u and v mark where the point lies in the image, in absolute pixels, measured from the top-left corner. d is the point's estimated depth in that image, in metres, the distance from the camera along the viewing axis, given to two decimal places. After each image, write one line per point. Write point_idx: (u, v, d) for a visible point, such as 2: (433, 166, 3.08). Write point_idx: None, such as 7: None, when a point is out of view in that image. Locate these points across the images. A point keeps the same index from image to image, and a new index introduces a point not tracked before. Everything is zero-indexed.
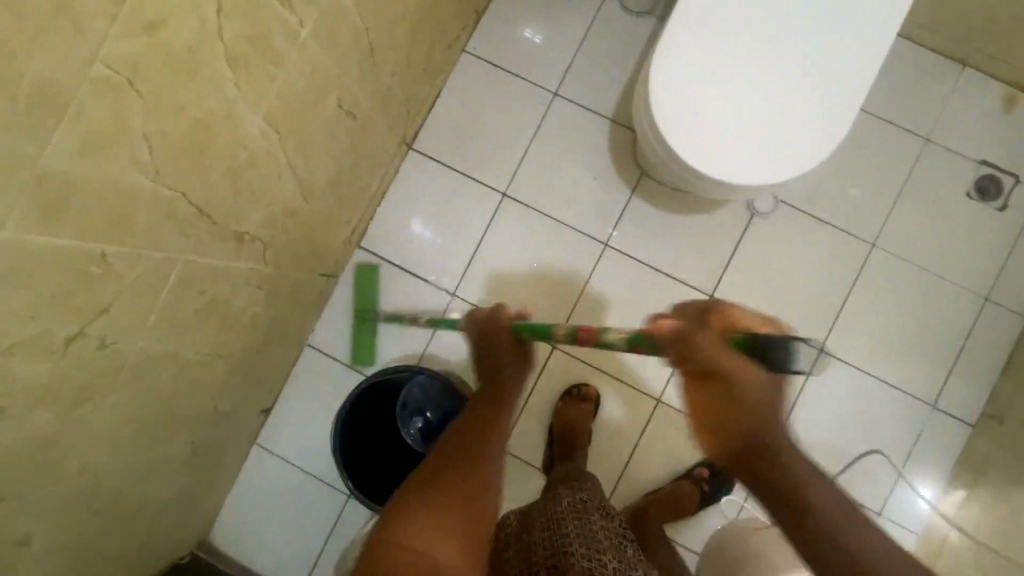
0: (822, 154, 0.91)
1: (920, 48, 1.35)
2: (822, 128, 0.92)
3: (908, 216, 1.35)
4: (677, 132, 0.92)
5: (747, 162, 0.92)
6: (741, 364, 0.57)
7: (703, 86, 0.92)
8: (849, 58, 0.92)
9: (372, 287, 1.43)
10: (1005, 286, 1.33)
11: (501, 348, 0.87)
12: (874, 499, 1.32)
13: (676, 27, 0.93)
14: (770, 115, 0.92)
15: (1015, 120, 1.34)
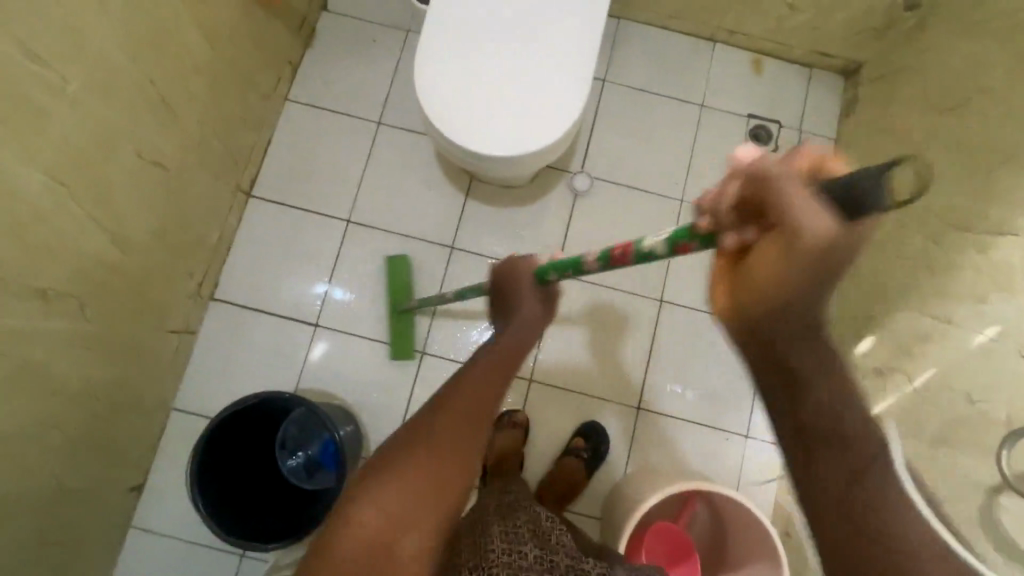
0: (569, 120, 1.08)
1: (676, 35, 1.61)
2: (566, 97, 1.09)
3: (702, 170, 1.55)
4: (447, 115, 1.08)
5: (511, 136, 1.07)
6: (803, 204, 0.44)
7: (458, 75, 1.09)
8: (573, 35, 1.12)
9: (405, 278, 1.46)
10: None
11: (519, 293, 0.88)
12: (739, 423, 1.44)
13: (427, 32, 1.10)
14: (519, 91, 1.09)
15: (765, 77, 1.60)
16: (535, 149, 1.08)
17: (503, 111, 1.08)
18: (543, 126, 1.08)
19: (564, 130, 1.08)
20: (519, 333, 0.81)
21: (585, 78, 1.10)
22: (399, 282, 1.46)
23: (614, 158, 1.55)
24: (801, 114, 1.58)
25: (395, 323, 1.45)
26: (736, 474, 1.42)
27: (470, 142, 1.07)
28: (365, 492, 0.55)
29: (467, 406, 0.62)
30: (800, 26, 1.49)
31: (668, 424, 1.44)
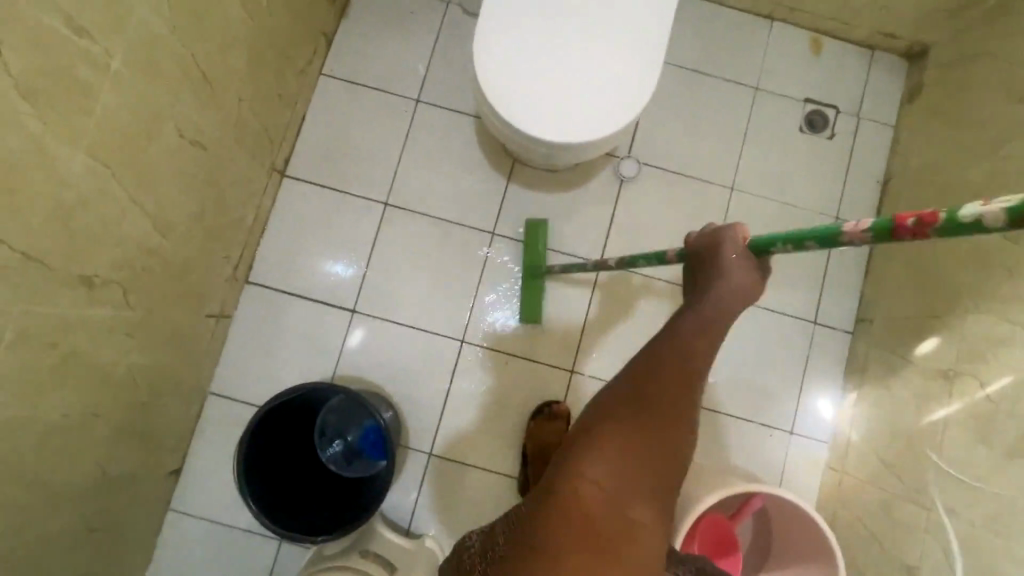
0: (635, 105, 1.02)
1: (732, 11, 1.52)
2: (632, 80, 1.03)
3: (754, 158, 1.49)
4: (504, 95, 1.01)
5: (574, 122, 1.01)
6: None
7: (518, 52, 1.02)
8: (640, 13, 1.04)
9: (541, 243, 1.41)
10: (849, 203, 1.47)
11: (726, 262, 0.69)
12: (783, 420, 1.41)
13: (486, 7, 1.03)
14: (582, 71, 1.02)
15: (824, 59, 1.51)
16: (598, 135, 1.02)
17: (566, 95, 1.01)
18: (607, 110, 1.02)
19: (630, 116, 1.02)
20: (723, 306, 0.68)
21: (652, 60, 1.04)
22: (537, 247, 1.41)
23: (662, 143, 1.48)
24: (860, 99, 1.50)
25: (526, 290, 1.42)
26: (779, 470, 1.40)
27: (531, 128, 1.01)
28: (592, 454, 0.61)
29: (675, 379, 0.65)
30: (867, 5, 1.40)
31: (711, 418, 1.41)
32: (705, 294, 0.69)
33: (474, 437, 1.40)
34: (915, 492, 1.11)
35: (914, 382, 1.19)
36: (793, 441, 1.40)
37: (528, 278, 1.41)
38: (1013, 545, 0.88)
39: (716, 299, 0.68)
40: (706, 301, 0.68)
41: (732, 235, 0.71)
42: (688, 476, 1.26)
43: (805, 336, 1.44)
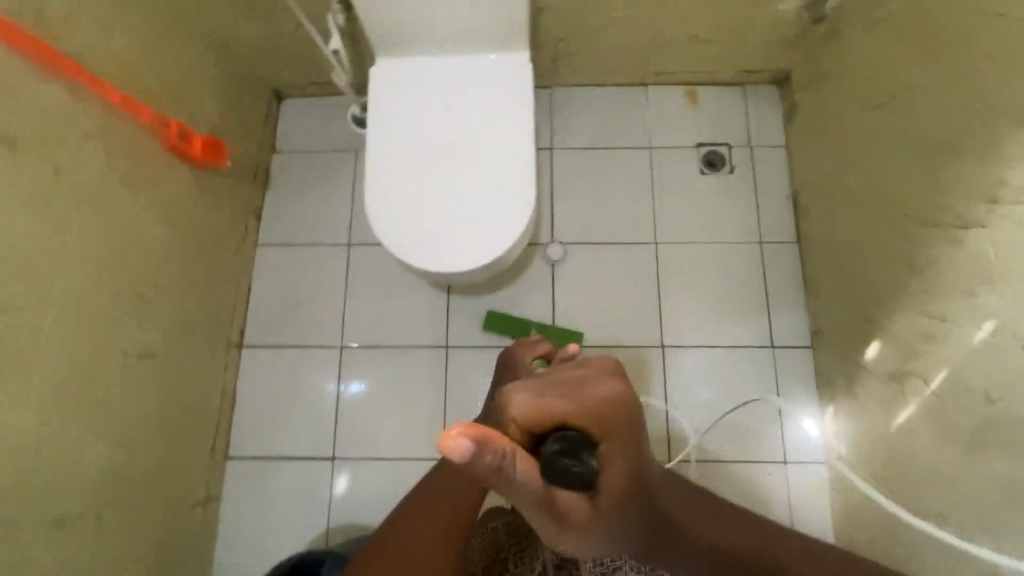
0: (522, 215, 1.11)
1: (608, 88, 1.66)
2: (514, 194, 1.12)
3: (667, 209, 1.58)
4: (404, 239, 1.10)
5: (472, 247, 1.10)
6: (544, 405, 0.57)
7: (407, 199, 1.12)
8: (505, 133, 1.15)
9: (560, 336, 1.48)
10: (766, 225, 1.54)
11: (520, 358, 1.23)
12: (773, 450, 1.41)
13: (369, 170, 1.14)
14: (469, 199, 1.12)
15: (703, 104, 1.64)
16: (497, 251, 1.10)
17: (458, 226, 1.11)
18: (499, 228, 1.11)
19: (521, 227, 1.10)
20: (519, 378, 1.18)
21: (527, 172, 1.13)
22: (556, 334, 1.48)
23: (580, 220, 1.57)
24: (746, 131, 1.61)
25: (515, 320, 1.50)
26: (786, 502, 1.37)
27: (435, 264, 1.09)
28: None
29: None
30: (720, 54, 1.54)
31: (703, 468, 1.41)
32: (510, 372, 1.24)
33: None
34: (908, 500, 1.09)
35: (873, 387, 1.20)
36: (790, 469, 1.38)
37: (526, 322, 1.50)
38: (1005, 546, 0.86)
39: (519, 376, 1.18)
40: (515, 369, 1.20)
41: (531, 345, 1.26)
42: None
43: (768, 361, 1.46)
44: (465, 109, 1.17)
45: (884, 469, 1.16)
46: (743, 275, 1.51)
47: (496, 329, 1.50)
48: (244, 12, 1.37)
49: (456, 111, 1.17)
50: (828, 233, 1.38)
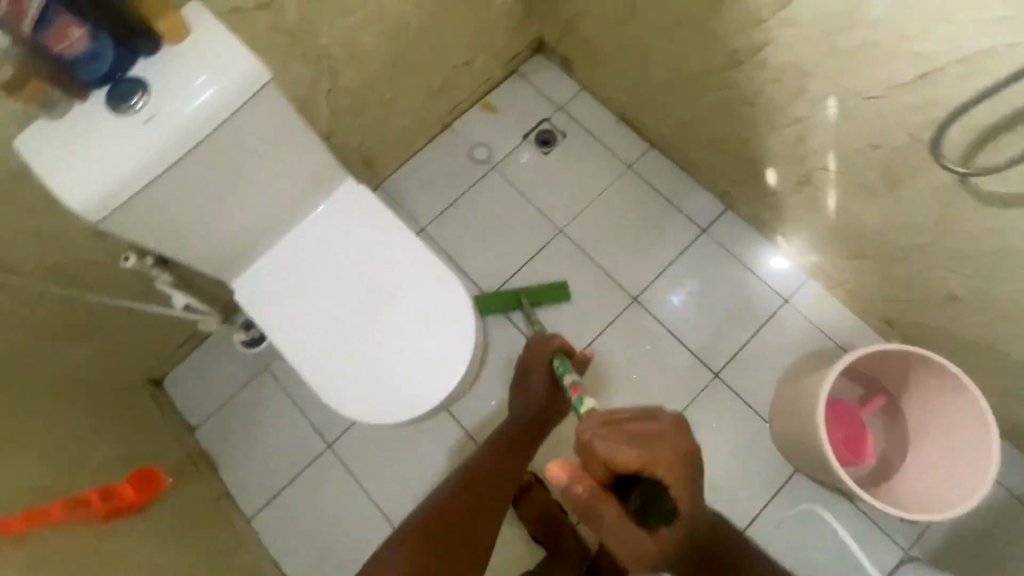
0: (460, 295, 1.15)
1: (424, 149, 1.69)
2: (440, 286, 1.15)
3: (545, 198, 1.64)
4: (393, 399, 1.10)
5: (449, 354, 1.12)
6: (615, 453, 0.73)
7: (367, 367, 1.13)
8: (395, 253, 1.16)
9: (549, 297, 1.53)
10: (621, 151, 1.66)
11: (533, 371, 1.17)
12: (773, 300, 1.50)
13: (320, 380, 1.12)
14: (411, 325, 1.14)
15: (502, 105, 1.73)
16: (467, 338, 1.13)
17: (425, 350, 1.12)
18: (453, 321, 1.14)
19: (467, 305, 1.14)
20: (531, 406, 1.15)
21: (439, 269, 1.16)
22: (545, 296, 1.53)
23: (494, 263, 1.59)
24: (548, 99, 1.72)
25: (502, 296, 1.52)
26: (818, 326, 1.46)
27: (435, 395, 1.10)
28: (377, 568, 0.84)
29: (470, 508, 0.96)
30: (483, 62, 1.63)
31: (742, 358, 1.47)
32: (526, 401, 1.17)
33: None
34: (889, 254, 1.22)
35: (794, 200, 1.34)
36: (796, 303, 1.48)
37: (512, 296, 1.52)
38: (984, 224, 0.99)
39: (530, 401, 1.16)
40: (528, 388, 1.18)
41: (552, 347, 1.17)
42: (785, 423, 1.30)
43: (711, 242, 1.56)
44: (349, 261, 1.16)
45: (854, 248, 1.29)
46: (639, 198, 1.62)
47: (487, 304, 1.51)
48: (67, 341, 1.23)
49: (343, 268, 1.16)
50: (670, 122, 1.51)
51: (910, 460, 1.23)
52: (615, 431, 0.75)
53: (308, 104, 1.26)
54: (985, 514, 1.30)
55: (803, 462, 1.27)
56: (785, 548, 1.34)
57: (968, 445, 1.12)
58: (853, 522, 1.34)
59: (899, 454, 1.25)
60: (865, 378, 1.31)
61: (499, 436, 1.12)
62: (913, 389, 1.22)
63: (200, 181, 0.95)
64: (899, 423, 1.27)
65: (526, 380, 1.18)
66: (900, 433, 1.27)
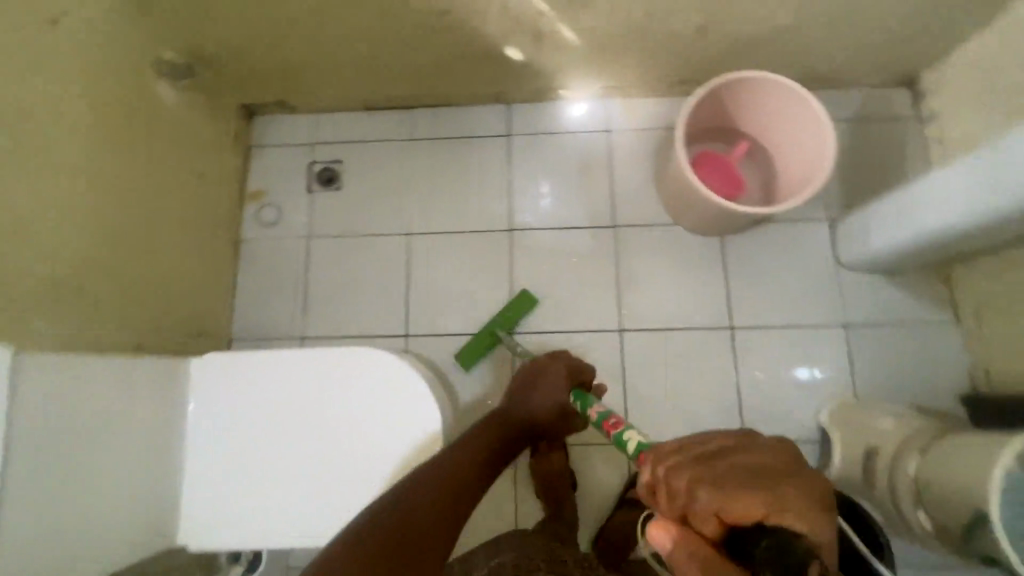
0: (368, 353, 1.07)
1: (239, 278, 1.55)
2: (346, 362, 1.07)
3: (372, 222, 1.57)
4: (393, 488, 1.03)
5: (405, 402, 1.06)
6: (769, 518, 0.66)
7: (351, 483, 1.04)
8: (304, 372, 1.08)
9: (517, 314, 1.46)
10: (394, 133, 1.61)
11: (543, 371, 1.26)
12: (601, 139, 1.57)
13: (330, 530, 1.03)
14: (354, 412, 1.06)
15: (266, 184, 1.61)
16: (405, 376, 1.07)
17: (385, 419, 1.05)
18: (383, 376, 1.07)
19: (381, 353, 1.07)
20: (525, 406, 1.22)
21: (354, 352, 1.08)
22: (513, 315, 1.46)
23: (386, 307, 1.52)
24: (297, 146, 1.62)
25: (479, 342, 1.44)
26: (645, 128, 1.56)
27: (426, 442, 1.05)
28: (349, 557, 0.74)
29: (451, 503, 0.88)
30: (214, 166, 1.48)
31: (620, 198, 1.54)
32: (517, 397, 1.23)
33: (713, 404, 1.43)
34: (638, 33, 1.30)
35: (543, 53, 1.38)
36: (617, 126, 1.57)
37: (489, 335, 1.44)
38: None
39: (530, 401, 1.22)
40: (529, 395, 1.24)
41: (557, 363, 1.26)
42: (678, 197, 1.40)
43: (522, 138, 1.59)
44: (267, 412, 1.07)
45: (615, 51, 1.37)
46: (441, 155, 1.59)
47: (469, 360, 1.44)
48: None
49: (266, 422, 1.06)
50: (407, 78, 1.48)
51: (785, 169, 1.36)
52: (733, 484, 0.69)
53: (91, 337, 1.09)
54: (848, 147, 1.50)
55: (707, 218, 1.39)
56: (765, 294, 1.47)
57: (816, 135, 1.24)
58: (787, 233, 1.48)
59: (777, 186, 1.39)
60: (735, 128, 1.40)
61: (471, 439, 1.04)
62: (777, 120, 1.31)
63: (43, 497, 0.79)
64: (767, 143, 1.39)
65: (534, 390, 1.23)
66: (774, 166, 1.39)
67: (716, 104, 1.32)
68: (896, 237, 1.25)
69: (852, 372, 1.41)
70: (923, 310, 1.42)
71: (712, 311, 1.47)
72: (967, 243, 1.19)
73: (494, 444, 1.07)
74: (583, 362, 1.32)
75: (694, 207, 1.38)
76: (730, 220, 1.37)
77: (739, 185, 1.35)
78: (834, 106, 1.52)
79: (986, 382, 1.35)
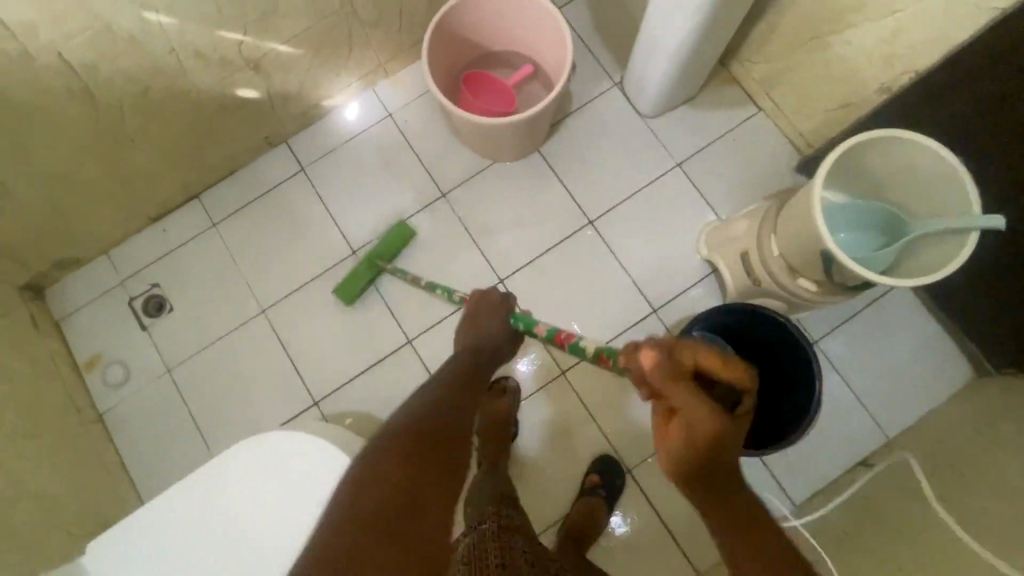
0: (253, 444, 1.01)
1: (126, 450, 1.43)
2: (239, 465, 1.01)
3: (223, 321, 1.48)
4: None
5: (313, 465, 1.01)
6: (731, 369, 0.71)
7: None
8: (234, 489, 1.01)
9: (394, 235, 1.46)
10: (194, 229, 1.51)
11: (478, 318, 1.09)
12: (387, 126, 1.54)
13: None
14: (274, 505, 1.00)
15: (98, 346, 1.47)
16: (299, 442, 1.02)
17: (304, 492, 1.00)
18: (279, 456, 1.01)
19: (264, 437, 1.02)
20: (477, 350, 1.04)
21: (295, 455, 1.01)
22: (387, 246, 1.46)
23: (284, 389, 1.45)
24: (106, 294, 1.49)
25: (365, 271, 1.45)
26: (420, 95, 1.55)
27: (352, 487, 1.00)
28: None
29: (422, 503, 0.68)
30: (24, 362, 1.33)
31: (435, 168, 1.53)
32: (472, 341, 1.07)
33: (614, 294, 1.46)
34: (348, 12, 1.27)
35: (279, 77, 1.32)
36: (395, 107, 1.55)
37: (370, 262, 1.45)
38: None
39: (482, 343, 1.07)
40: (476, 329, 1.08)
41: (496, 301, 1.12)
42: (478, 141, 1.42)
43: (317, 165, 1.53)
44: (193, 553, 0.99)
45: (341, 40, 1.33)
46: (251, 222, 1.51)
47: (348, 292, 1.44)
48: None
49: (192, 559, 0.99)
50: (168, 170, 1.39)
51: (551, 68, 1.36)
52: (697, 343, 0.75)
53: None
54: (596, 15, 1.55)
55: (512, 142, 1.40)
56: (602, 177, 1.51)
57: (547, 24, 1.24)
58: (590, 115, 1.52)
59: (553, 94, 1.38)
60: (497, 51, 1.39)
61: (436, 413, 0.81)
62: (520, 32, 1.32)
63: None
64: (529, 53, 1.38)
65: (476, 330, 1.08)
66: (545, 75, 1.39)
67: (465, 24, 1.29)
68: (671, 67, 1.31)
69: (706, 200, 1.48)
70: (731, 116, 1.51)
71: (568, 216, 1.49)
72: (721, 40, 1.26)
73: (461, 398, 0.88)
74: (505, 296, 1.14)
75: (494, 141, 1.39)
76: (531, 134, 1.39)
77: (510, 104, 1.35)
78: None
79: (807, 146, 1.45)
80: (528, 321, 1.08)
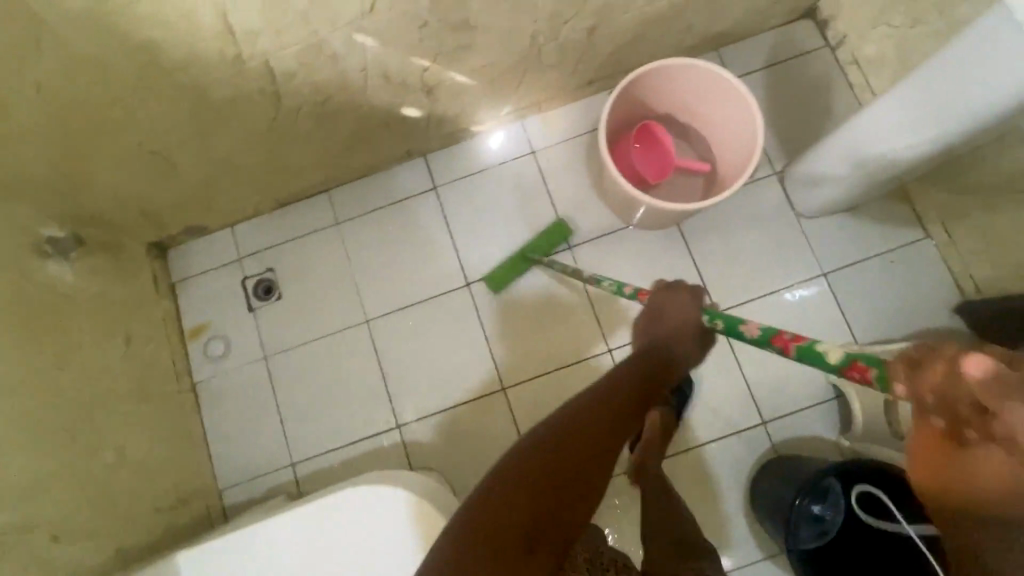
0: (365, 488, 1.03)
1: (211, 423, 1.46)
2: (346, 504, 1.03)
3: (326, 320, 1.48)
4: None
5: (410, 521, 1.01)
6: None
7: None
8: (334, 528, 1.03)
9: (554, 237, 1.44)
10: (318, 224, 1.51)
11: (659, 309, 1.00)
12: (529, 162, 1.50)
13: None
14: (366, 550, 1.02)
15: (206, 316, 1.50)
16: (402, 497, 1.02)
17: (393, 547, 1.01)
18: (381, 505, 1.02)
19: (375, 482, 1.03)
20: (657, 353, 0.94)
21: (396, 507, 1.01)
22: (540, 239, 1.44)
23: (369, 401, 1.45)
24: (223, 267, 1.51)
25: (515, 262, 1.44)
26: (570, 139, 1.50)
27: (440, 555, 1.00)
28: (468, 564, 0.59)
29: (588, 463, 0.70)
30: (140, 322, 1.36)
31: (568, 218, 1.48)
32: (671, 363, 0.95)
33: (724, 392, 1.38)
34: (532, 54, 1.22)
35: (446, 102, 1.29)
36: (542, 146, 1.50)
37: (524, 253, 1.44)
38: None
39: (664, 336, 0.97)
40: (660, 315, 0.99)
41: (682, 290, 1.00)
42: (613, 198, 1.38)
43: (451, 187, 1.51)
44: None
45: (514, 77, 1.29)
46: (374, 228, 1.50)
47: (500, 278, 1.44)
48: None
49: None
50: (314, 167, 1.39)
51: (724, 170, 1.30)
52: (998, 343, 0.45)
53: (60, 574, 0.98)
54: (772, 96, 1.46)
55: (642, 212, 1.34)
56: (739, 268, 1.42)
57: (746, 131, 1.18)
58: (741, 200, 1.44)
59: (714, 184, 1.32)
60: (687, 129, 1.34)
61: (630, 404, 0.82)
62: (718, 125, 1.26)
63: None
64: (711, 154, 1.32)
65: (656, 318, 0.99)
66: (714, 173, 1.33)
67: (665, 84, 1.22)
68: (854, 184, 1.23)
69: (846, 318, 1.38)
70: (893, 235, 1.40)
71: None
72: (921, 167, 1.16)
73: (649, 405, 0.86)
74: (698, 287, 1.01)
75: (623, 202, 1.34)
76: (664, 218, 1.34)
77: (654, 176, 1.29)
78: (746, 58, 1.48)
79: (975, 290, 1.32)
80: (730, 317, 0.86)
